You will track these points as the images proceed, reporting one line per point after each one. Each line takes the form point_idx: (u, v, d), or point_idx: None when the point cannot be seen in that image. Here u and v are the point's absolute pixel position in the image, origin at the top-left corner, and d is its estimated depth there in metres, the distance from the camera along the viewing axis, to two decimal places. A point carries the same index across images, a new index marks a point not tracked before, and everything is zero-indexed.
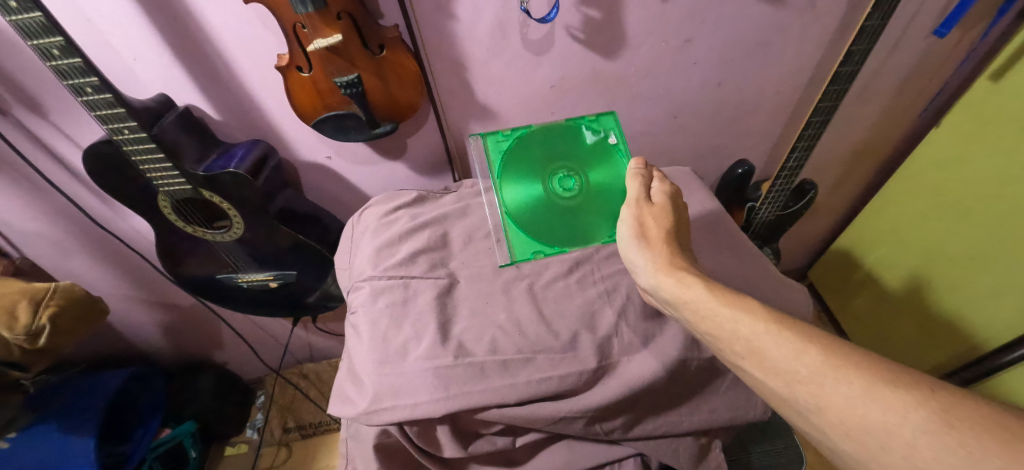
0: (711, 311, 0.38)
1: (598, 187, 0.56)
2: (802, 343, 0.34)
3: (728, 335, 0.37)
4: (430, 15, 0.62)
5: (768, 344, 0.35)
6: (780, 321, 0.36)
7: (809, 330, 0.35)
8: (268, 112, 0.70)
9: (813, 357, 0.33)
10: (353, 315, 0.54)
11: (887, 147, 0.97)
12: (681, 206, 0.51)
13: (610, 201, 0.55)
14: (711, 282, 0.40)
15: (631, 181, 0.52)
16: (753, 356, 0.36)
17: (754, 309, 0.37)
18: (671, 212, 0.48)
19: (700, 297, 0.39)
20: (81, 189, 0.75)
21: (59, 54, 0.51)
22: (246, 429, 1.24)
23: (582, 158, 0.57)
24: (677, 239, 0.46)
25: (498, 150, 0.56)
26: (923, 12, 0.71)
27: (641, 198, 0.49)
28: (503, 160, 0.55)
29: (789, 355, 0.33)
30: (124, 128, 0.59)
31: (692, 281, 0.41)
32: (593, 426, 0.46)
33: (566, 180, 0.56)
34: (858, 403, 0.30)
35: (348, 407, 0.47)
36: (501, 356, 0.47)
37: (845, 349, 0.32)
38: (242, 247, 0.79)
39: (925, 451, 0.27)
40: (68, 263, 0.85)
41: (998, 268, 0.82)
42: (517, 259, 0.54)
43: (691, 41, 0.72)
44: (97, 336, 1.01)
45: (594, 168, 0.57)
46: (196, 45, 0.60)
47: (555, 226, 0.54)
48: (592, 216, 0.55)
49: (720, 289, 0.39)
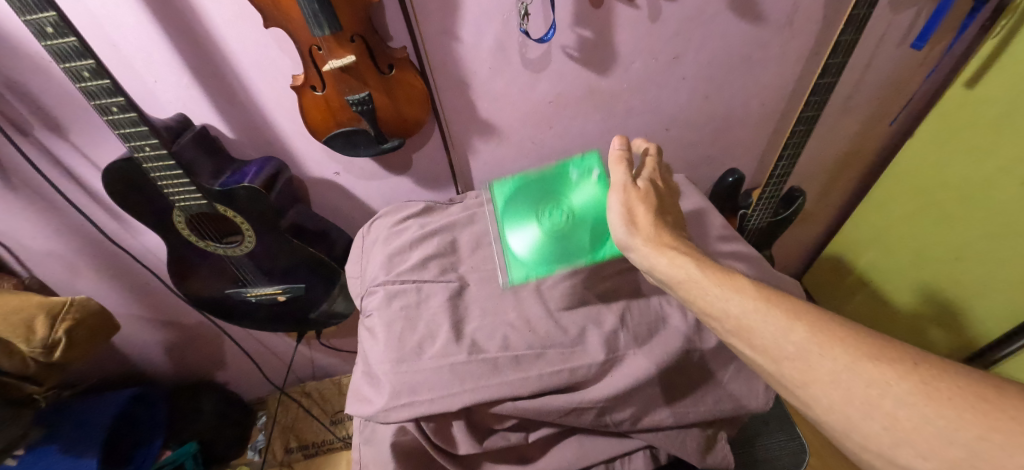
0: (703, 290, 0.41)
1: (586, 216, 0.57)
2: (789, 319, 0.35)
3: (718, 312, 0.39)
4: (435, 36, 0.67)
5: (758, 321, 0.36)
6: (767, 296, 0.37)
7: (796, 305, 0.36)
8: (281, 130, 0.74)
9: (800, 334, 0.34)
10: (368, 318, 0.56)
11: (869, 155, 1.02)
12: (661, 190, 0.55)
13: (596, 231, 0.56)
14: (698, 259, 0.43)
15: (615, 166, 0.54)
16: (744, 332, 0.37)
17: (744, 287, 0.39)
18: (654, 195, 0.52)
19: (693, 273, 0.42)
20: (96, 207, 0.77)
21: (89, 76, 0.54)
22: (248, 450, 1.21)
23: (574, 191, 0.58)
24: (662, 219, 0.50)
25: (502, 192, 0.60)
26: (892, 27, 0.77)
27: (628, 184, 0.52)
28: (504, 200, 0.59)
29: (778, 333, 0.35)
30: (145, 146, 0.62)
31: (683, 260, 0.44)
32: (603, 417, 0.47)
33: (556, 213, 0.57)
34: (842, 376, 0.31)
35: (365, 405, 0.48)
36: (513, 352, 0.49)
37: (831, 325, 0.34)
38: (252, 262, 0.81)
39: (905, 422, 0.28)
40: (76, 281, 0.86)
41: (983, 268, 0.85)
42: (514, 280, 0.55)
43: (679, 58, 0.77)
44: (102, 355, 1.01)
45: (583, 198, 0.57)
46: (215, 68, 0.64)
47: (546, 252, 0.56)
48: (580, 242, 0.56)
49: (710, 266, 0.42)
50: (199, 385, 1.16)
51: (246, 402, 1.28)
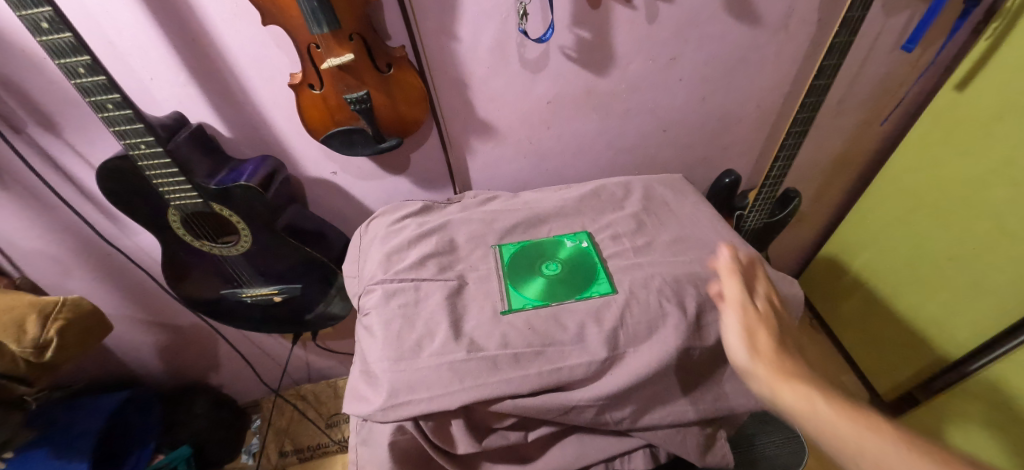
0: (822, 422, 0.36)
1: (577, 265, 0.60)
2: (875, 435, 0.34)
3: (803, 424, 0.38)
4: (434, 36, 0.67)
5: (837, 430, 0.36)
6: (853, 410, 0.37)
7: (885, 424, 0.35)
8: (278, 129, 0.74)
9: (886, 448, 0.33)
10: (365, 317, 0.55)
11: (863, 156, 1.03)
12: (782, 312, 0.47)
13: (589, 274, 0.58)
14: (834, 397, 0.38)
15: (728, 279, 0.48)
16: (824, 441, 0.36)
17: (827, 396, 0.38)
18: (777, 322, 0.45)
19: (822, 410, 0.37)
20: (89, 206, 0.76)
21: (84, 72, 0.53)
22: (242, 454, 1.20)
23: (564, 251, 0.62)
24: (794, 356, 0.42)
25: (509, 250, 0.63)
26: (886, 29, 0.78)
27: (747, 303, 0.46)
28: (511, 254, 0.62)
29: (863, 446, 0.34)
30: (140, 143, 0.61)
31: (813, 394, 0.38)
32: (602, 416, 0.47)
33: (549, 265, 0.60)
34: None
35: (362, 404, 0.48)
36: (512, 350, 0.48)
37: (921, 447, 0.33)
38: (247, 261, 0.80)
39: None
40: (68, 282, 0.85)
41: (974, 270, 0.86)
42: (511, 308, 0.54)
43: (676, 59, 0.78)
44: (93, 357, 1.00)
45: (571, 254, 0.61)
46: (212, 65, 0.63)
47: (540, 288, 0.57)
48: (573, 281, 0.57)
49: (838, 401, 0.37)
50: (192, 387, 1.15)
51: (240, 406, 1.27)
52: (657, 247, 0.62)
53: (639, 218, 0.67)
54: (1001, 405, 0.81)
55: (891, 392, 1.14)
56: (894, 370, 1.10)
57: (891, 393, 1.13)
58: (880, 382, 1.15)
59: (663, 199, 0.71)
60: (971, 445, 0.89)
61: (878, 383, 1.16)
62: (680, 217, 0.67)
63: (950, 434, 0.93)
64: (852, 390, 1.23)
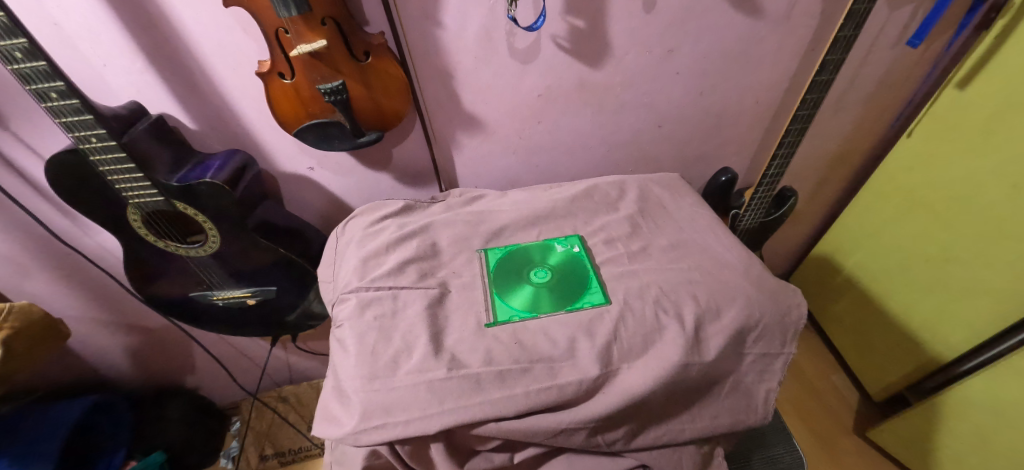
0: None
1: (566, 272, 0.56)
2: None
3: None
4: (416, 22, 0.62)
5: None
6: None
7: None
8: (248, 121, 0.68)
9: None
10: (338, 328, 0.51)
11: (860, 154, 1.01)
12: None
13: (582, 282, 0.54)
14: None
15: None
16: None
17: None
18: None
19: None
20: (42, 203, 0.70)
21: (22, 56, 0.47)
22: (221, 458, 1.15)
23: (554, 260, 0.58)
24: None
25: (497, 257, 0.58)
26: (889, 24, 0.74)
27: None
28: (499, 261, 0.58)
29: None
30: (91, 136, 0.56)
31: None
32: (595, 437, 0.44)
33: (539, 273, 0.56)
34: None
35: (333, 427, 0.43)
36: (497, 367, 0.45)
37: None
38: (217, 263, 0.75)
39: None
40: (24, 284, 0.79)
41: (970, 271, 0.84)
42: (498, 321, 0.50)
43: (674, 51, 0.74)
44: (57, 361, 0.94)
45: (561, 261, 0.58)
46: (172, 51, 0.58)
47: (528, 298, 0.53)
48: (563, 290, 0.54)
49: None
50: (167, 391, 1.10)
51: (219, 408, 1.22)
52: (653, 253, 0.58)
53: (634, 220, 0.63)
54: (996, 410, 0.79)
55: (882, 393, 1.13)
56: (885, 371, 1.09)
57: (882, 393, 1.13)
58: (872, 383, 1.14)
59: (660, 200, 0.67)
60: (963, 447, 0.88)
61: (869, 384, 1.16)
62: (677, 219, 0.64)
63: (942, 436, 0.91)
64: (842, 390, 1.23)
